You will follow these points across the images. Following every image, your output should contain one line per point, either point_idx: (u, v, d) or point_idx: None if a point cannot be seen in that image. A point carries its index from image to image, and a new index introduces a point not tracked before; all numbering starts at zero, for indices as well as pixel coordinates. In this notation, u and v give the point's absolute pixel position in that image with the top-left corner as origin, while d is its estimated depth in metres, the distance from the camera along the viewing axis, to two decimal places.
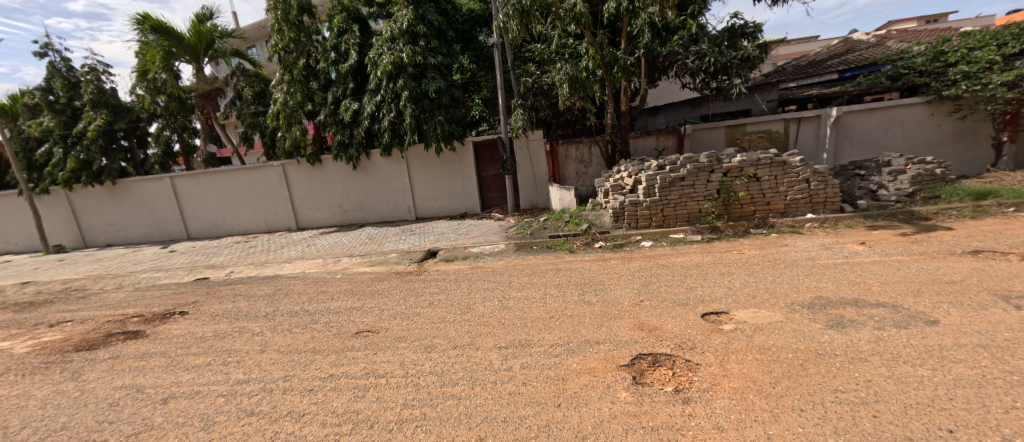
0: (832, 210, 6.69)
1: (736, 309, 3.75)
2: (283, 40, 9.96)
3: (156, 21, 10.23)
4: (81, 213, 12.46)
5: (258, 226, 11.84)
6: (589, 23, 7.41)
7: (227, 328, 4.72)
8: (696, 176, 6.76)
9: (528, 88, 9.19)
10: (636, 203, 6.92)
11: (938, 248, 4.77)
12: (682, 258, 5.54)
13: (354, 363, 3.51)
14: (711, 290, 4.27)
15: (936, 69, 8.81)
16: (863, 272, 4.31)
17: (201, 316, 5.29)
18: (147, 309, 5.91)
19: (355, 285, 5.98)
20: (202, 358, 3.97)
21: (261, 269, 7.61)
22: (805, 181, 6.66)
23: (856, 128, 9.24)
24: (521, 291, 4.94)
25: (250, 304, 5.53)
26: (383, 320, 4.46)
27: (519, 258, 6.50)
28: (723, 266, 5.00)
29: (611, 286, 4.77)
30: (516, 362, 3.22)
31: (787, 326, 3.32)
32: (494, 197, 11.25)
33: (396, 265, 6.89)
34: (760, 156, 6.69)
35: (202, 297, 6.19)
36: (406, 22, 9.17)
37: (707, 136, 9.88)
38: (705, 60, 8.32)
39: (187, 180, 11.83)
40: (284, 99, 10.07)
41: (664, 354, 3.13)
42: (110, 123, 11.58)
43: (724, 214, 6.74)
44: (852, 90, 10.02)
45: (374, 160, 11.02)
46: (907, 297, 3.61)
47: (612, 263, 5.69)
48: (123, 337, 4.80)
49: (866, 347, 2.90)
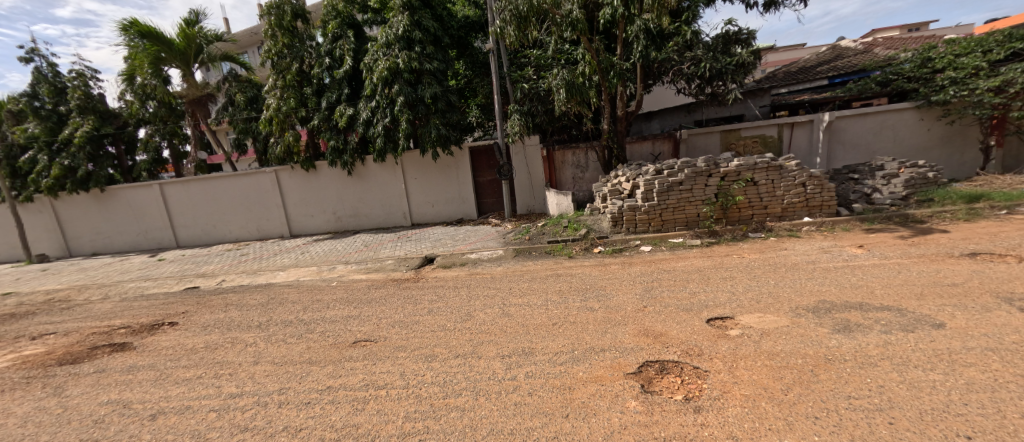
0: (829, 214, 6.67)
1: (741, 314, 3.69)
2: (277, 46, 9.95)
3: (145, 26, 10.14)
4: (66, 222, 12.15)
5: (249, 233, 11.62)
6: (585, 29, 7.38)
7: (219, 339, 4.57)
8: (694, 181, 6.77)
9: (524, 94, 9.39)
10: (634, 207, 6.88)
11: (936, 251, 4.77)
12: (683, 262, 5.51)
13: (352, 375, 3.40)
14: (714, 295, 4.21)
15: (924, 75, 9.07)
16: (865, 275, 4.27)
17: (191, 326, 5.12)
18: (135, 320, 5.73)
19: (351, 293, 5.85)
20: (192, 371, 3.83)
21: (253, 276, 7.45)
22: (801, 185, 6.68)
23: (849, 133, 9.33)
24: (522, 298, 4.84)
25: (243, 314, 5.39)
26: (382, 329, 4.36)
27: (518, 264, 6.44)
28: (725, 270, 4.96)
29: (613, 291, 4.70)
30: (521, 371, 3.14)
31: (795, 331, 3.26)
32: (490, 203, 11.19)
33: (393, 272, 6.77)
34: (757, 161, 6.71)
35: (192, 308, 6.00)
36: (401, 28, 9.17)
37: (703, 140, 9.93)
38: (700, 66, 8.38)
39: (176, 187, 11.60)
40: (277, 104, 10.01)
41: (672, 361, 3.07)
42: (98, 129, 11.39)
43: (722, 218, 6.74)
44: (843, 96, 10.35)
45: (370, 166, 10.92)
46: (911, 300, 3.58)
47: (612, 268, 5.64)
48: (110, 350, 4.65)
49: (876, 351, 2.86)
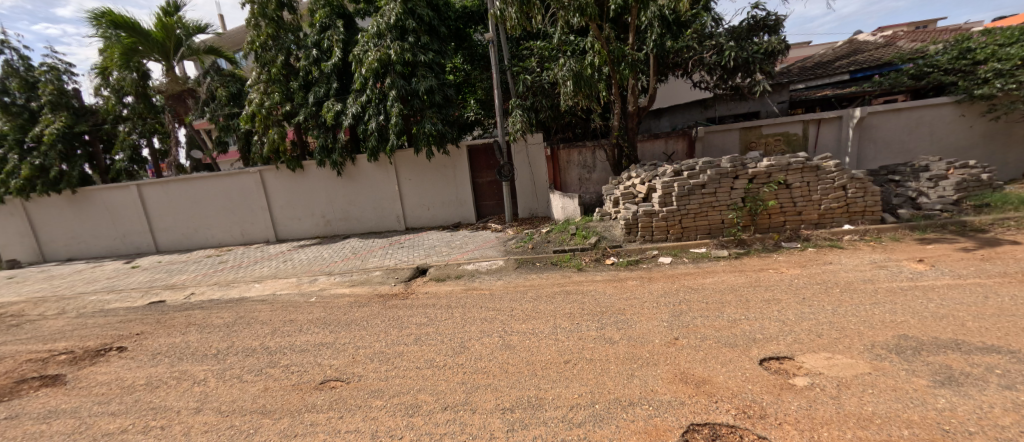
0: (872, 221, 5.90)
1: (802, 354, 2.94)
2: (261, 37, 9.22)
3: (119, 16, 9.47)
4: (39, 225, 11.42)
5: (233, 237, 10.90)
6: (595, 14, 6.66)
7: (164, 373, 3.83)
8: (719, 183, 6.00)
9: (528, 87, 8.55)
10: (651, 213, 6.13)
11: (1020, 268, 4.01)
12: (712, 279, 4.74)
13: (311, 434, 2.65)
14: (761, 325, 3.43)
15: (963, 67, 8.30)
16: (944, 300, 3.52)
17: (139, 354, 4.39)
18: (81, 343, 4.98)
19: (330, 313, 5.10)
20: (118, 421, 3.09)
21: (225, 289, 6.69)
22: (841, 189, 5.90)
23: (882, 130, 8.55)
24: (525, 323, 4.08)
25: (202, 338, 4.66)
26: (357, 363, 3.61)
27: (521, 277, 5.69)
28: (766, 291, 4.19)
29: (634, 317, 3.93)
30: (526, 437, 2.40)
31: (882, 383, 2.51)
32: (490, 205, 10.46)
33: (380, 286, 6.02)
34: (791, 161, 5.92)
35: (149, 328, 5.26)
36: (393, 16, 8.46)
37: (720, 138, 9.13)
38: (724, 55, 7.56)
39: (155, 188, 10.87)
40: (260, 99, 9.27)
41: (726, 425, 2.31)
42: (71, 127, 10.66)
43: (750, 225, 5.98)
44: (872, 90, 9.47)
45: (360, 166, 10.18)
46: (1020, 338, 2.82)
47: (630, 285, 4.88)
48: (37, 385, 3.91)
49: (1010, 421, 2.10)
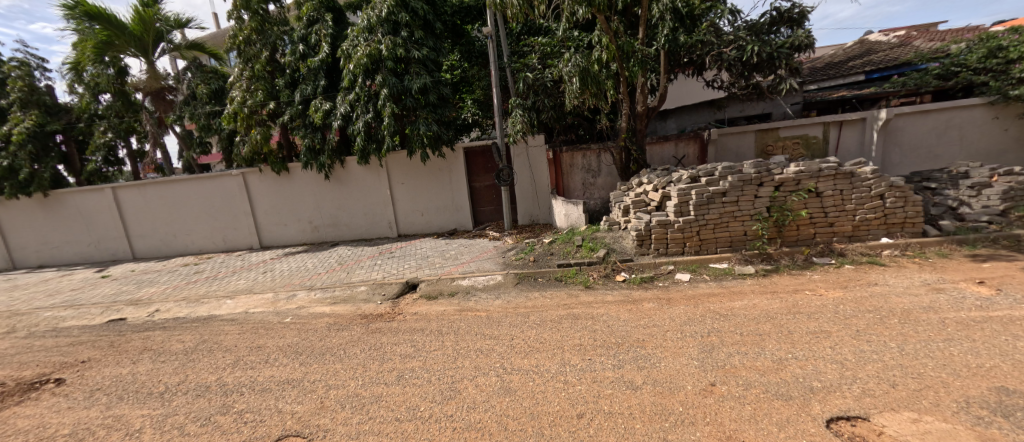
0: (913, 233, 5.31)
1: (879, 414, 2.33)
2: (244, 32, 8.63)
3: (92, 7, 8.79)
4: (8, 229, 10.75)
5: (214, 244, 10.26)
6: (603, 5, 6.08)
7: (93, 420, 3.19)
8: (741, 191, 5.40)
9: (529, 85, 7.94)
10: (665, 223, 5.53)
11: None
12: (742, 303, 4.12)
13: None
14: (816, 369, 2.82)
15: (995, 66, 7.73)
16: None
17: (75, 390, 3.74)
18: (15, 373, 4.32)
19: (304, 338, 4.47)
20: None
21: (194, 305, 6.06)
22: (877, 198, 5.31)
23: (908, 133, 7.98)
24: (527, 359, 3.45)
25: (152, 369, 4.02)
26: (326, 411, 2.99)
27: (521, 296, 5.06)
28: (809, 320, 3.57)
29: (657, 352, 3.32)
30: None
31: None
32: (488, 211, 9.84)
33: (364, 305, 5.39)
34: (822, 166, 5.33)
35: (98, 354, 4.61)
36: (385, 9, 7.89)
37: (734, 141, 8.54)
38: (745, 50, 6.98)
39: (131, 191, 10.22)
40: (242, 97, 8.65)
41: None
42: (42, 125, 9.99)
43: (776, 237, 5.39)
44: (894, 91, 8.91)
45: (350, 168, 9.56)
46: None
47: (647, 308, 4.26)
48: None
49: None
